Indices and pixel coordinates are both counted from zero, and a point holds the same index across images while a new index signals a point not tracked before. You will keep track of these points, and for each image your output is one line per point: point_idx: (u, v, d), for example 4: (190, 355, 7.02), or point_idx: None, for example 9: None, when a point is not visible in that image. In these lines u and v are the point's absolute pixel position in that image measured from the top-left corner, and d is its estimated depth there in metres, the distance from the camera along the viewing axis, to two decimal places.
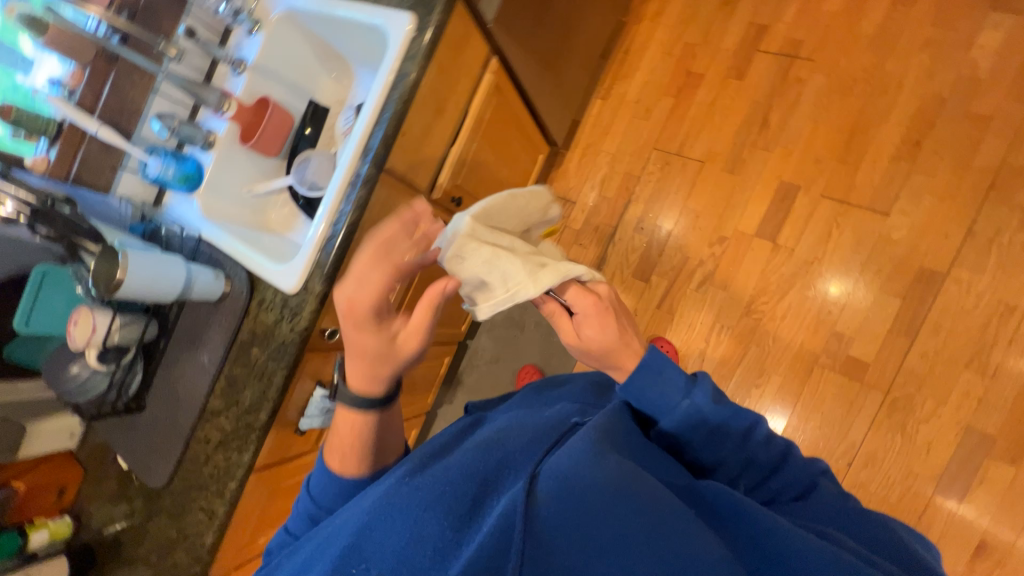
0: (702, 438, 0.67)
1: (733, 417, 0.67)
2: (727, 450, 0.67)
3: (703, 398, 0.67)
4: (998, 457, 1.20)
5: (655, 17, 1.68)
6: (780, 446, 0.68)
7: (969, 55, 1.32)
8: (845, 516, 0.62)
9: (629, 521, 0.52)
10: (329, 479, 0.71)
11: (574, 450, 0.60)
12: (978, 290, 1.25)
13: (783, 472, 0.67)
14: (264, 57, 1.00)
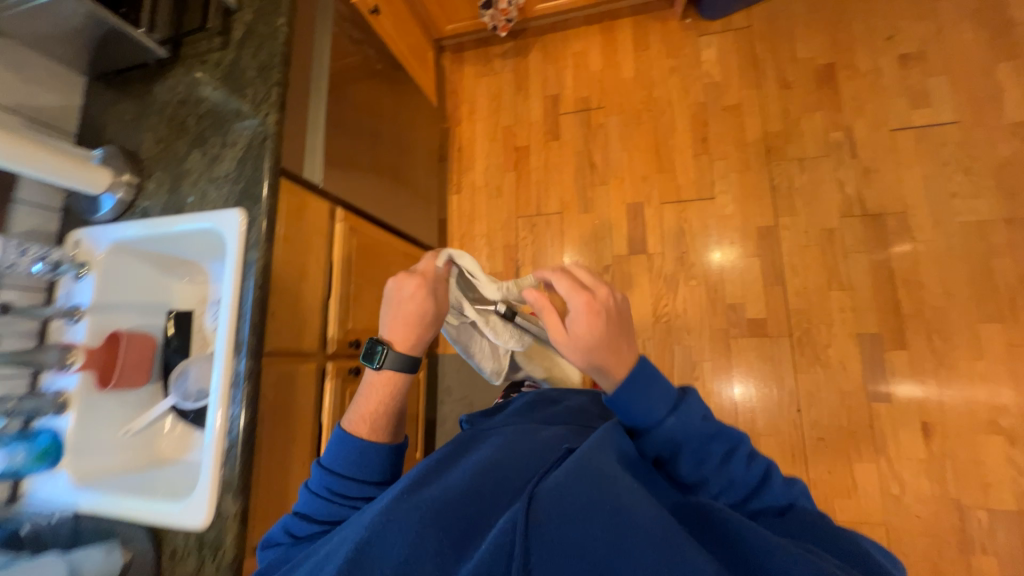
0: (688, 458, 0.68)
1: (715, 438, 0.69)
2: (710, 467, 0.68)
3: (698, 416, 0.70)
4: (894, 349, 1.37)
5: (471, 116, 1.94)
6: (762, 468, 0.70)
7: (703, 67, 1.69)
8: (824, 530, 0.62)
9: (622, 534, 0.51)
10: (347, 450, 0.74)
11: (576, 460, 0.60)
12: (804, 227, 1.50)
13: (762, 493, 0.68)
14: (101, 295, 1.01)
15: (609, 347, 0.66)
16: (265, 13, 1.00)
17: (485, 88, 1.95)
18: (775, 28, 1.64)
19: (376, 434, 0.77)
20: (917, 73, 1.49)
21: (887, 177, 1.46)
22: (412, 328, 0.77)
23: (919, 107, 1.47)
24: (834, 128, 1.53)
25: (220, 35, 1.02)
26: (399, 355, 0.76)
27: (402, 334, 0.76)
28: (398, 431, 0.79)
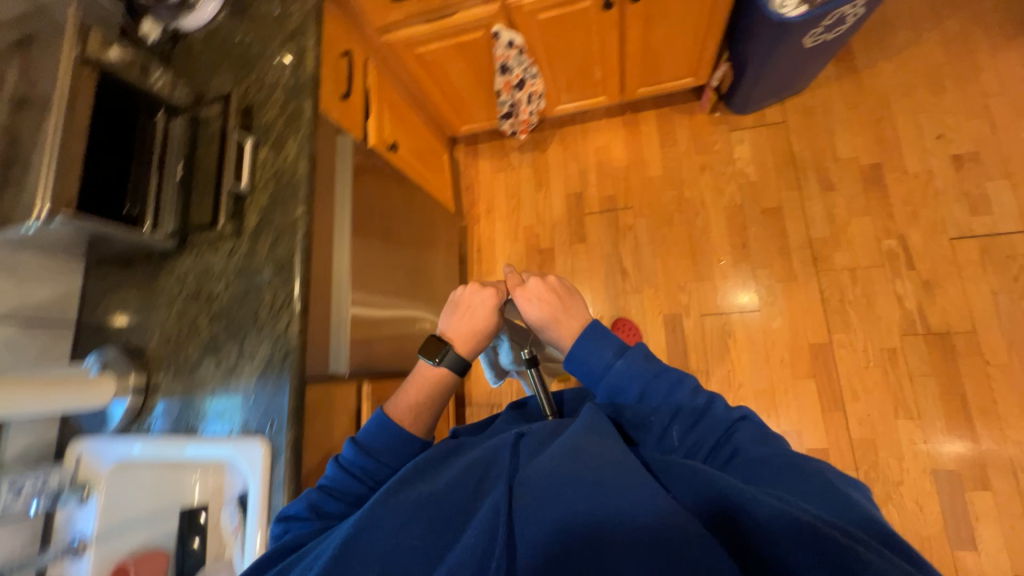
0: (637, 391, 0.70)
1: (658, 377, 0.70)
2: (659, 399, 0.68)
3: (638, 355, 0.73)
4: (974, 488, 1.25)
5: (489, 213, 1.86)
6: (709, 398, 0.68)
7: (736, 167, 1.60)
8: (781, 465, 0.57)
9: (605, 509, 0.49)
10: (385, 431, 0.74)
11: (556, 448, 0.58)
12: (860, 346, 1.38)
13: (707, 419, 0.65)
14: (105, 518, 0.89)
15: (563, 320, 0.81)
16: (281, 197, 0.91)
17: (503, 186, 1.86)
18: (811, 123, 1.55)
19: (414, 427, 0.78)
20: (972, 176, 1.38)
21: (950, 292, 1.34)
22: (473, 337, 0.84)
23: (980, 214, 1.36)
24: (886, 235, 1.42)
25: (233, 220, 0.93)
26: (457, 357, 0.82)
27: (465, 339, 0.83)
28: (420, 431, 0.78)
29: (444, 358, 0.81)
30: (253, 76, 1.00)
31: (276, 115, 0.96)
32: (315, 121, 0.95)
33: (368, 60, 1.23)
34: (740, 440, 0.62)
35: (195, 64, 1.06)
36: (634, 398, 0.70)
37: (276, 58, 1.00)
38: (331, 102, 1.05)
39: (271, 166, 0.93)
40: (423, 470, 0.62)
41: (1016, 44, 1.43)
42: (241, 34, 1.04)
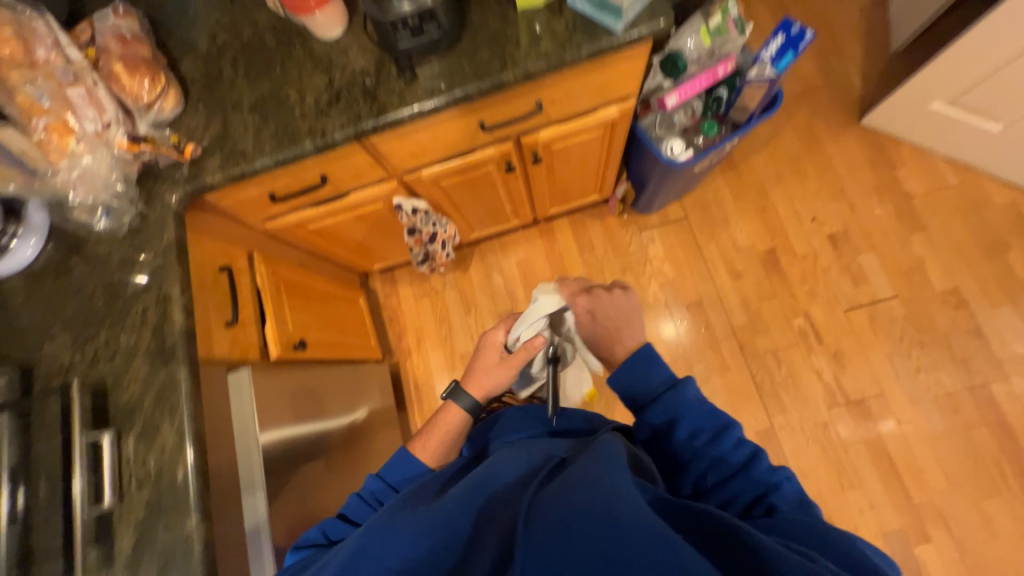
0: (687, 428, 0.72)
1: (707, 417, 0.72)
2: (701, 442, 0.71)
3: (691, 393, 0.74)
4: (919, 542, 1.36)
5: (421, 343, 1.72)
6: (752, 451, 0.69)
7: (653, 265, 1.66)
8: (816, 524, 0.54)
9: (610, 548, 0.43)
10: (412, 459, 0.83)
11: (569, 476, 0.53)
12: (798, 424, 1.47)
13: (750, 473, 0.66)
14: None
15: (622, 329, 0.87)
16: (164, 505, 0.72)
17: (428, 315, 1.74)
18: (708, 216, 1.66)
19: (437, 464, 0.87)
20: (847, 251, 1.57)
21: (856, 360, 1.49)
22: (486, 378, 0.92)
23: (861, 286, 1.54)
24: (794, 315, 1.55)
25: (97, 542, 0.71)
26: (472, 399, 0.91)
27: (481, 383, 0.92)
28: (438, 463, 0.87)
29: (461, 399, 0.91)
30: (102, 335, 0.80)
31: (140, 390, 0.77)
32: (196, 391, 0.77)
33: (253, 255, 1.06)
34: (775, 500, 0.64)
35: (17, 321, 0.83)
36: (679, 434, 0.72)
37: (132, 311, 0.80)
38: (215, 341, 0.87)
39: (144, 462, 0.74)
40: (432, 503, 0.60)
41: (850, 133, 1.66)
42: (79, 277, 0.83)
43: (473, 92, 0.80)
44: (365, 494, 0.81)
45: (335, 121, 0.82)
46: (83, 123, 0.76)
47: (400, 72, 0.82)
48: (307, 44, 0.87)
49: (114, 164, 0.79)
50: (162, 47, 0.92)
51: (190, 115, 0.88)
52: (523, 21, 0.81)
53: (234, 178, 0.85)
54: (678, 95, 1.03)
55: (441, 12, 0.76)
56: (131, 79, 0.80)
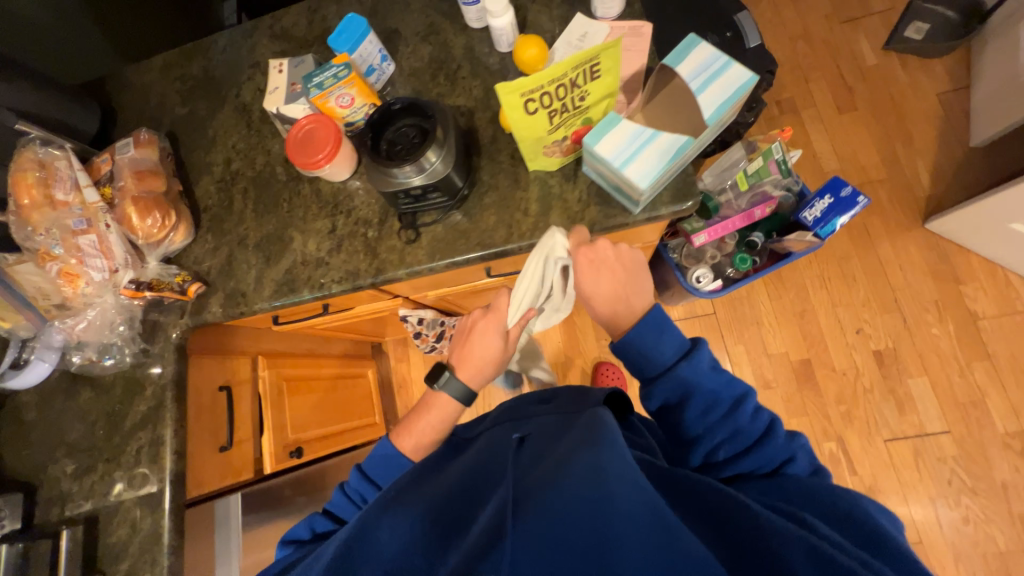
0: (700, 404, 0.64)
1: (722, 388, 0.65)
2: (715, 417, 0.64)
3: (706, 363, 0.65)
4: None
5: None
6: (767, 421, 0.64)
7: None
8: (837, 504, 0.52)
9: (610, 530, 0.43)
10: (386, 459, 0.76)
11: (558, 458, 0.54)
12: None
13: (767, 444, 0.62)
14: None
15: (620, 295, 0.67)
16: None
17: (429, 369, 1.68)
18: (738, 314, 1.52)
19: None
20: (895, 373, 1.41)
21: (894, 500, 1.34)
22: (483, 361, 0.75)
23: (906, 415, 1.38)
24: (826, 438, 1.40)
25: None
26: (463, 387, 0.75)
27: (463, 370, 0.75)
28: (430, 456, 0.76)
29: (449, 388, 0.75)
30: (100, 469, 0.82)
31: (126, 535, 0.78)
32: (179, 542, 0.78)
33: (259, 361, 1.06)
34: (791, 472, 0.61)
35: (28, 437, 0.86)
36: (691, 409, 0.64)
37: (129, 447, 0.82)
38: (206, 474, 0.88)
39: None
40: (427, 484, 0.63)
41: (911, 236, 1.48)
42: (84, 402, 0.86)
43: (473, 259, 0.76)
44: (348, 489, 0.75)
45: (334, 272, 0.80)
46: (92, 272, 0.78)
47: (402, 229, 0.78)
48: (315, 182, 0.85)
49: (121, 308, 0.81)
50: (181, 168, 0.93)
51: (200, 244, 0.88)
52: (534, 187, 0.75)
53: (234, 316, 0.84)
54: (708, 236, 0.93)
55: (445, 183, 0.72)
56: (141, 221, 0.80)
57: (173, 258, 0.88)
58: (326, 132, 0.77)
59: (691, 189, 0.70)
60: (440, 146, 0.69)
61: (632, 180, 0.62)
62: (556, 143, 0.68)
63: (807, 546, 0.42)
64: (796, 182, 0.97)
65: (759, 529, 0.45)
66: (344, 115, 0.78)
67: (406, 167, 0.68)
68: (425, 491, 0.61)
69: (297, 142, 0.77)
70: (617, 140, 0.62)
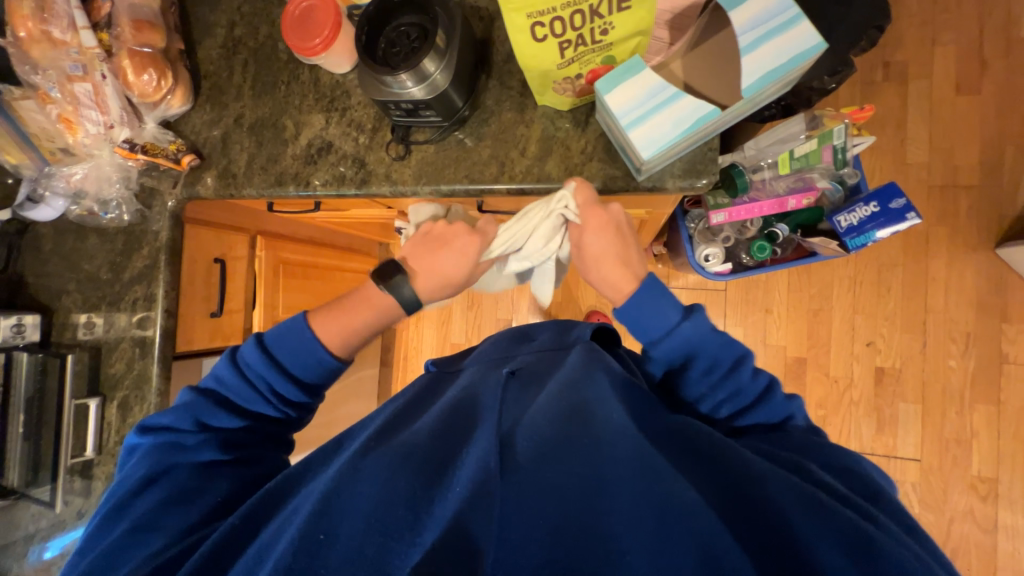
0: (703, 367, 0.60)
1: (726, 347, 0.60)
2: (719, 374, 0.60)
3: (710, 323, 0.61)
4: None
5: (419, 320, 1.58)
6: (767, 380, 0.61)
7: None
8: (821, 446, 0.53)
9: (597, 477, 0.44)
10: (295, 335, 0.65)
11: (545, 407, 0.52)
12: None
13: (767, 403, 0.59)
14: None
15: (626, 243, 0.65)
16: None
17: None
18: (749, 298, 1.43)
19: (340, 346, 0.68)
20: (888, 393, 1.35)
21: None
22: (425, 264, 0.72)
23: (882, 434, 1.35)
24: None
25: (80, 477, 0.88)
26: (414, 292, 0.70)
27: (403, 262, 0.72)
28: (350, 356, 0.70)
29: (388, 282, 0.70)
30: (103, 309, 0.91)
31: (123, 369, 0.89)
32: (166, 386, 0.89)
33: (257, 240, 1.09)
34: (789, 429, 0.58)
35: (44, 265, 0.94)
36: (694, 367, 0.60)
37: (127, 296, 0.90)
38: (196, 333, 0.97)
39: (119, 430, 0.89)
40: (408, 415, 0.59)
41: (973, 257, 1.31)
42: (92, 246, 0.92)
43: (459, 192, 0.71)
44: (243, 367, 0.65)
45: (321, 174, 0.78)
46: (89, 124, 0.79)
47: (393, 142, 0.73)
48: (315, 70, 0.79)
49: (118, 166, 0.84)
50: (186, 23, 0.87)
51: (198, 113, 0.86)
52: (538, 125, 0.67)
53: (224, 196, 0.85)
54: (728, 216, 0.84)
55: (443, 102, 0.64)
56: (136, 77, 0.77)
57: (173, 123, 0.87)
58: (325, 15, 0.67)
59: (708, 166, 0.61)
60: (441, 57, 0.60)
61: (635, 146, 0.54)
62: (568, 80, 0.58)
63: (800, 489, 0.42)
64: (850, 175, 0.86)
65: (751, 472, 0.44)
66: None
67: (402, 76, 0.59)
68: (403, 420, 0.58)
69: (294, 19, 0.68)
70: (634, 94, 0.53)
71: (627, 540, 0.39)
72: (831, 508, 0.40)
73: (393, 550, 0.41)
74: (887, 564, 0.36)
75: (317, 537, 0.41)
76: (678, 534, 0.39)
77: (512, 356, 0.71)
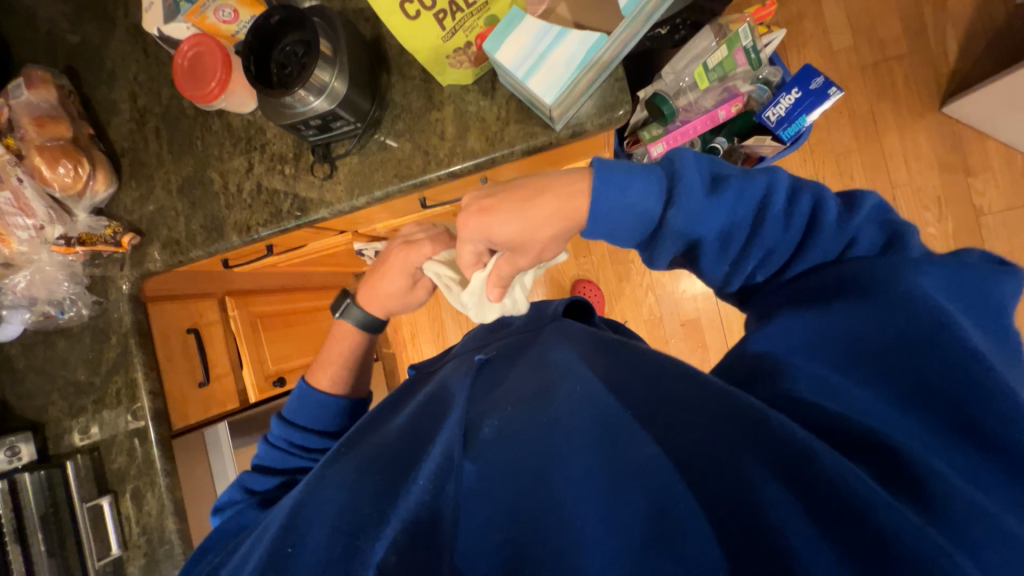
0: (714, 242, 0.48)
1: (737, 203, 0.47)
2: (740, 239, 0.48)
3: (699, 187, 0.46)
4: None
5: (414, 338, 1.57)
6: (815, 205, 0.46)
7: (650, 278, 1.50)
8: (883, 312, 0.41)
9: (554, 447, 0.43)
10: (306, 401, 0.68)
11: (513, 389, 0.52)
12: None
13: (821, 240, 0.45)
14: None
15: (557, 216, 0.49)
16: (157, 560, 0.86)
17: None
18: None
19: (351, 387, 0.72)
20: None
21: None
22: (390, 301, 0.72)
23: None
24: None
25: None
26: (367, 315, 0.73)
27: (372, 300, 0.72)
28: (362, 390, 0.73)
29: (352, 315, 0.73)
30: (91, 410, 0.90)
31: (126, 461, 0.89)
32: (171, 465, 0.88)
33: (226, 300, 1.09)
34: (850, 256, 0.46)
35: (21, 384, 0.92)
36: (706, 252, 0.48)
37: (109, 388, 0.89)
38: (189, 406, 0.96)
39: (138, 521, 0.88)
40: (380, 422, 0.59)
41: (922, 123, 1.32)
42: (61, 350, 0.91)
43: (393, 193, 0.71)
44: (273, 441, 0.67)
45: (259, 215, 0.77)
46: (18, 231, 0.78)
47: (318, 163, 0.73)
48: (224, 115, 0.79)
49: (61, 265, 0.84)
50: (89, 108, 0.87)
51: (126, 192, 0.85)
52: (450, 106, 0.67)
53: (174, 266, 0.84)
54: (665, 145, 0.84)
55: (349, 108, 0.63)
56: (51, 170, 0.76)
57: (104, 210, 0.86)
58: (214, 57, 0.67)
59: (619, 97, 0.61)
60: (332, 64, 0.60)
61: (538, 94, 0.54)
62: (461, 52, 0.58)
63: (751, 421, 0.38)
64: (772, 74, 0.86)
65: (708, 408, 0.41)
66: (231, 33, 0.70)
67: (300, 93, 0.59)
68: (373, 426, 0.58)
69: (184, 70, 0.68)
70: (520, 46, 0.53)
71: (579, 507, 0.39)
72: (785, 433, 0.36)
73: (358, 549, 0.42)
74: (833, 489, 0.33)
75: (284, 550, 0.43)
76: (629, 493, 0.38)
77: (486, 344, 0.69)
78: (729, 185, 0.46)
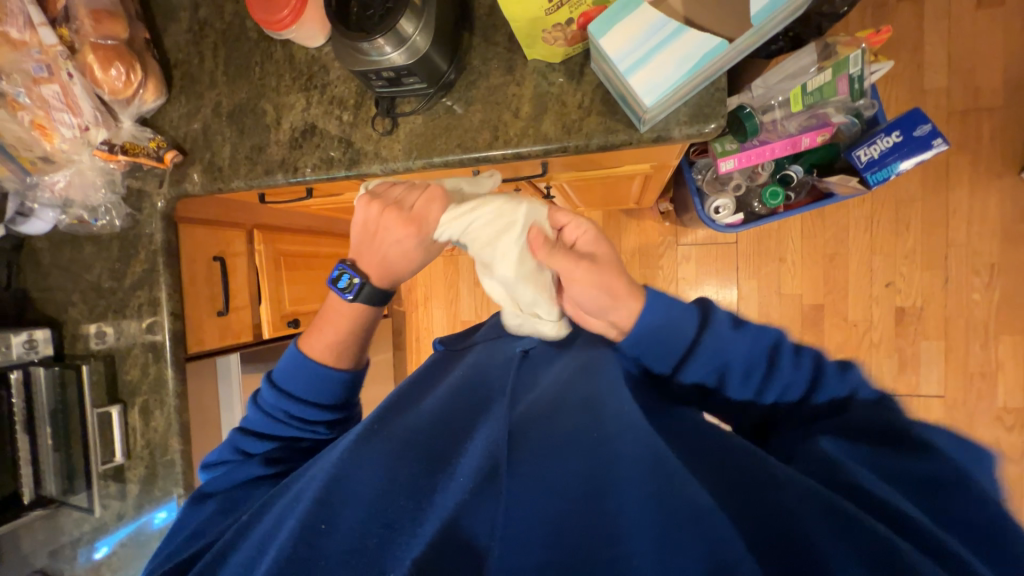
0: (740, 370, 0.53)
1: (752, 340, 0.53)
2: (760, 377, 0.52)
3: (723, 322, 0.54)
4: None
5: (427, 301, 1.56)
6: (815, 356, 0.52)
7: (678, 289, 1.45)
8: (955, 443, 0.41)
9: (605, 470, 0.41)
10: (300, 370, 0.64)
11: (556, 396, 0.51)
12: None
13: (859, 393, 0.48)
14: None
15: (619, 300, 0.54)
16: (157, 474, 0.89)
17: None
18: (762, 248, 1.37)
19: (351, 361, 0.66)
20: (910, 332, 1.32)
21: None
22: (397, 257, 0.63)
23: (906, 373, 1.33)
24: None
25: (115, 481, 0.89)
26: (373, 285, 0.66)
27: (376, 267, 0.65)
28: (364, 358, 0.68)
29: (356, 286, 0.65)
30: (111, 317, 0.90)
31: (139, 374, 0.89)
32: (182, 387, 0.89)
33: (255, 234, 1.08)
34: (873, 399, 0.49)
35: (44, 279, 0.92)
36: (732, 380, 0.53)
37: (131, 302, 0.89)
38: (206, 333, 0.96)
39: (143, 435, 0.89)
40: (409, 400, 0.59)
41: (996, 185, 1.25)
42: (88, 255, 0.90)
43: (451, 163, 0.67)
44: (265, 405, 0.65)
45: (308, 158, 0.74)
46: (64, 128, 0.76)
47: (379, 116, 0.69)
48: (287, 45, 0.75)
49: (100, 171, 0.82)
50: (147, 12, 0.82)
51: (174, 107, 0.82)
52: (530, 82, 0.63)
53: (213, 192, 0.81)
54: (738, 161, 0.79)
55: (426, 66, 0.59)
56: (103, 72, 0.72)
57: (150, 120, 0.84)
58: None
59: (715, 108, 0.57)
60: (418, 16, 0.55)
61: (636, 92, 0.50)
62: (558, 28, 0.54)
63: (814, 493, 0.37)
64: (867, 107, 0.80)
65: (769, 476, 0.40)
66: None
67: (378, 41, 0.55)
68: (404, 404, 0.58)
69: None
70: (630, 35, 0.49)
71: (635, 541, 0.36)
72: (862, 522, 0.34)
73: (395, 542, 0.41)
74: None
75: (319, 527, 0.41)
76: (684, 539, 0.35)
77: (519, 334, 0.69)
78: (747, 326, 0.54)
